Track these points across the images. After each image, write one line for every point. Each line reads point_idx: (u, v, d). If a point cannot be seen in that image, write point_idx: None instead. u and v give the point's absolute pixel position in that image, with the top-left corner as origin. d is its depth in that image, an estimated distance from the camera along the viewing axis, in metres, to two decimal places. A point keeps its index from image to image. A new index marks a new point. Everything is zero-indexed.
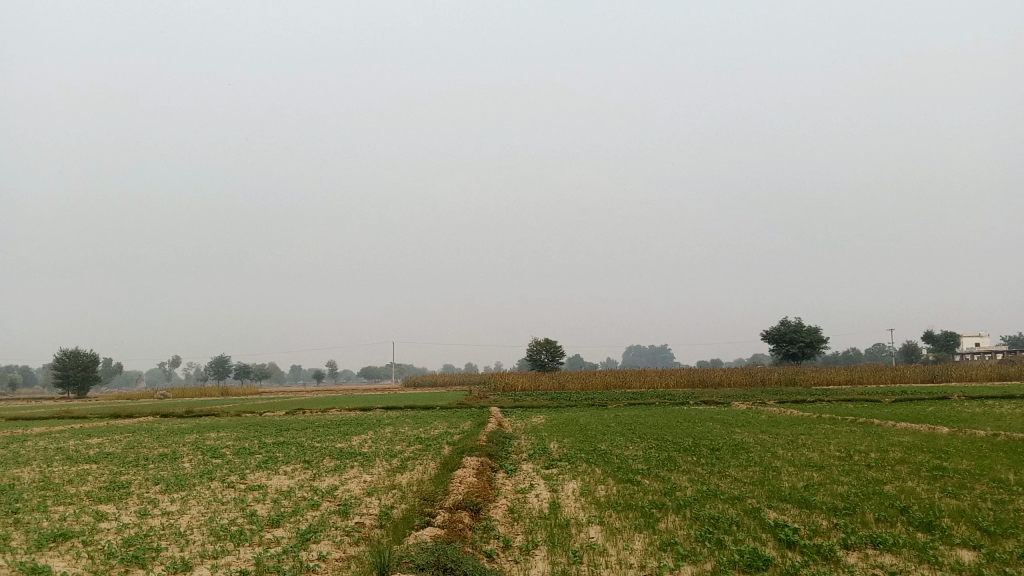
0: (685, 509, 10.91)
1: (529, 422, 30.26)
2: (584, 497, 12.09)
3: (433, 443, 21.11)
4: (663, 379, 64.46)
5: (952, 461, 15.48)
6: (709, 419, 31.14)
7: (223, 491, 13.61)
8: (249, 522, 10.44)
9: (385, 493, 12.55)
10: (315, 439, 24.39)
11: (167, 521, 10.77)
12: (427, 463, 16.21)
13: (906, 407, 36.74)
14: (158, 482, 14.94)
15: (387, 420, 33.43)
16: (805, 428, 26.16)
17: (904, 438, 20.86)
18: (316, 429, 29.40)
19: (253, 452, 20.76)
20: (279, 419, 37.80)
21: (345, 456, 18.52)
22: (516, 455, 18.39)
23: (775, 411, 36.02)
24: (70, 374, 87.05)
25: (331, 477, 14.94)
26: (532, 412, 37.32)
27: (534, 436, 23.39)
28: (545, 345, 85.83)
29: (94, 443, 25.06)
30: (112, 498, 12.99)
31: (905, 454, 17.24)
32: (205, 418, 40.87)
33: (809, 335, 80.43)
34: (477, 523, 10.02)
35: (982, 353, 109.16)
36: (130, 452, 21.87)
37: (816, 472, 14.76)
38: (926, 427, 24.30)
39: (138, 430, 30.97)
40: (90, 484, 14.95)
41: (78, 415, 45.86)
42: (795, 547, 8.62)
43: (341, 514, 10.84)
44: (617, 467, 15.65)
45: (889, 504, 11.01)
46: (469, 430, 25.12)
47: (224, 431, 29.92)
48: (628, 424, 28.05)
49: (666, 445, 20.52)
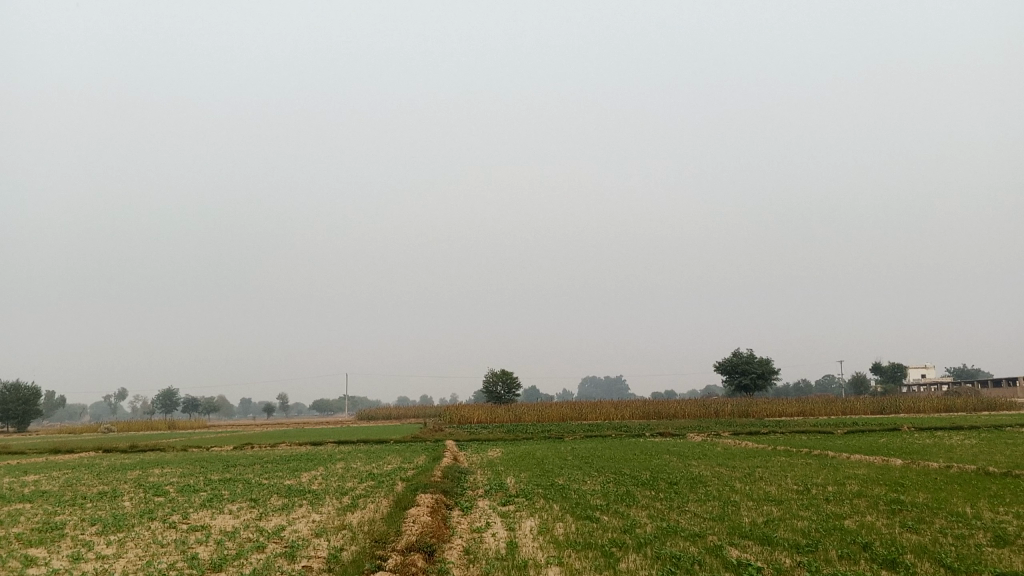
0: (646, 547, 10.64)
1: (485, 456, 29.80)
2: (542, 535, 11.73)
3: (386, 479, 20.57)
4: (619, 411, 64.40)
5: (909, 494, 15.45)
6: (666, 451, 30.99)
7: (163, 533, 12.92)
8: (189, 567, 9.86)
9: (335, 534, 12.03)
10: (262, 476, 23.64)
11: (101, 566, 10.12)
12: (379, 501, 15.70)
13: (858, 438, 37.06)
14: (94, 522, 14.17)
15: (339, 455, 32.67)
16: (761, 460, 26.12)
17: (858, 470, 20.89)
18: (265, 464, 28.54)
19: (197, 489, 19.99)
20: (227, 454, 36.77)
21: (294, 493, 17.91)
22: (471, 491, 17.96)
23: (729, 443, 36.10)
24: (10, 407, 83.99)
25: (279, 516, 14.33)
26: (487, 445, 36.80)
27: (489, 471, 22.97)
28: (500, 376, 85.33)
29: (29, 480, 23.98)
30: (42, 541, 12.22)
31: (862, 486, 17.23)
32: (149, 453, 39.58)
33: (761, 367, 81.26)
34: (431, 566, 9.60)
35: (928, 385, 111.55)
36: (68, 490, 20.91)
37: (775, 506, 14.61)
38: (880, 459, 24.44)
39: (77, 467, 29.75)
40: (22, 525, 14.13)
41: (15, 450, 44.12)
42: None
43: (287, 557, 10.31)
44: (574, 503, 15.33)
45: (851, 539, 10.86)
46: (423, 464, 24.68)
47: (169, 467, 28.87)
48: (584, 457, 27.77)
49: (624, 478, 20.27)
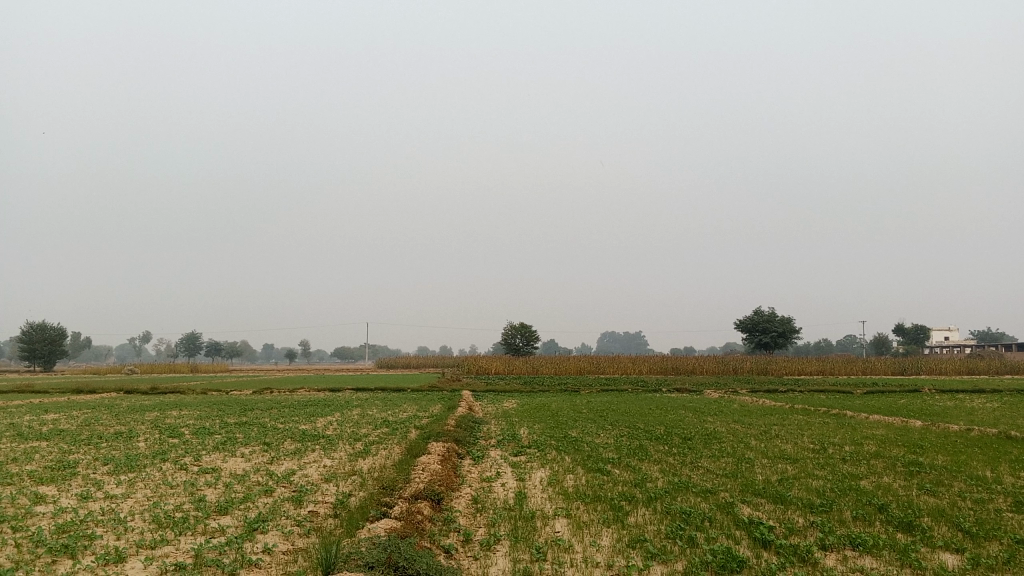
0: (656, 502, 10.45)
1: (501, 406, 29.79)
2: (551, 487, 11.61)
3: (400, 427, 20.56)
4: (637, 366, 64.37)
5: (928, 456, 15.17)
6: (682, 407, 30.83)
7: (174, 474, 12.95)
8: (195, 509, 9.81)
9: (343, 480, 11.98)
10: (278, 420, 23.72)
11: (107, 506, 10.07)
12: (391, 448, 15.66)
13: (877, 398, 36.73)
14: (106, 462, 14.22)
15: (356, 402, 32.82)
16: (778, 417, 25.89)
17: (877, 431, 20.60)
18: (282, 409, 28.69)
19: (212, 432, 20.07)
20: (246, 398, 37.06)
21: (307, 439, 17.89)
22: (484, 440, 17.90)
23: (747, 400, 35.98)
24: (36, 347, 85.27)
25: (289, 460, 14.34)
26: (503, 397, 36.88)
27: (503, 421, 22.91)
28: (519, 329, 85.53)
29: (49, 419, 24.21)
30: (54, 479, 12.26)
31: (879, 447, 16.99)
32: (169, 395, 39.93)
33: (782, 325, 80.66)
34: (437, 514, 9.48)
35: (950, 347, 110.50)
36: (85, 429, 21.05)
37: (790, 464, 14.41)
38: (899, 420, 24.17)
39: (98, 407, 30.09)
40: (35, 462, 14.22)
41: (38, 389, 44.72)
42: (770, 547, 8.16)
43: (293, 502, 10.23)
44: (587, 455, 15.19)
45: (867, 500, 10.63)
46: (438, 413, 24.72)
47: (187, 409, 29.09)
48: (600, 411, 27.68)
49: (638, 433, 20.11)
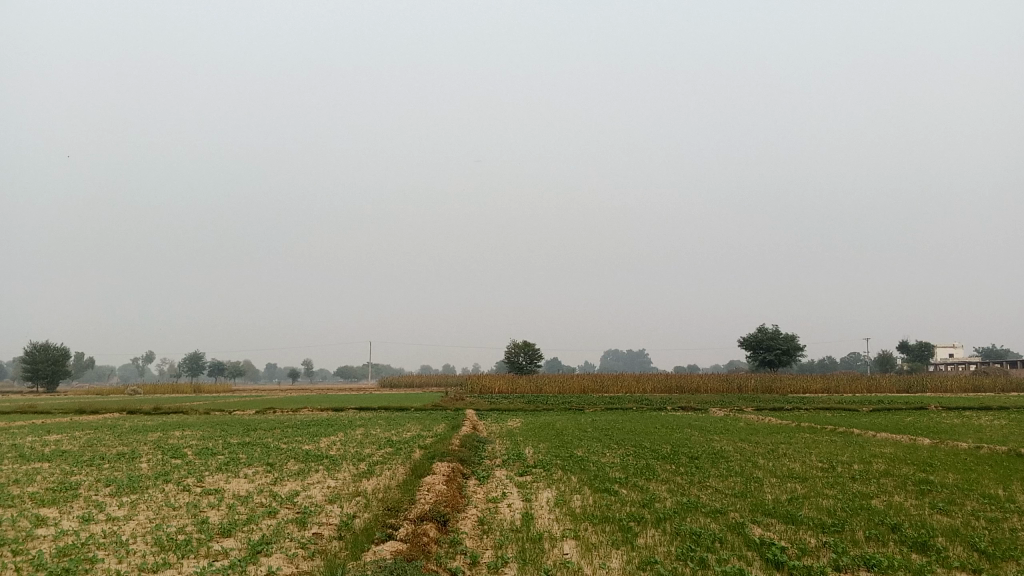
0: (666, 523, 10.30)
1: (505, 425, 29.62)
2: (558, 507, 11.47)
3: (405, 446, 20.43)
4: (641, 384, 64.12)
5: (939, 475, 15.00)
6: (687, 425, 30.62)
7: (176, 495, 12.83)
8: (198, 531, 9.68)
9: (348, 501, 11.85)
10: (281, 440, 23.58)
11: (109, 528, 9.94)
12: (396, 468, 15.53)
13: (884, 416, 36.50)
14: (108, 483, 14.09)
15: (360, 421, 32.65)
16: (785, 436, 25.70)
17: (885, 449, 20.41)
18: (286, 429, 28.51)
19: (215, 453, 19.92)
20: (249, 417, 36.87)
21: (311, 459, 17.76)
22: (489, 460, 17.75)
23: (753, 418, 35.76)
24: (40, 367, 85.20)
25: (293, 481, 14.22)
26: (507, 415, 36.66)
27: (508, 441, 22.74)
28: (523, 347, 85.33)
29: (51, 440, 24.05)
30: (55, 500, 12.13)
31: (889, 465, 16.81)
32: (172, 415, 39.75)
33: (786, 343, 80.36)
34: (444, 536, 9.35)
35: (955, 364, 110.04)
36: (88, 450, 20.91)
37: (799, 483, 14.24)
38: (908, 438, 23.95)
39: (101, 427, 29.93)
40: (37, 484, 14.11)
41: (41, 410, 44.60)
42: (784, 568, 8.02)
43: (297, 524, 10.11)
44: (594, 475, 15.04)
45: (879, 520, 10.47)
46: (442, 432, 24.55)
47: (190, 430, 28.93)
48: (605, 429, 27.49)
49: (644, 452, 19.94)
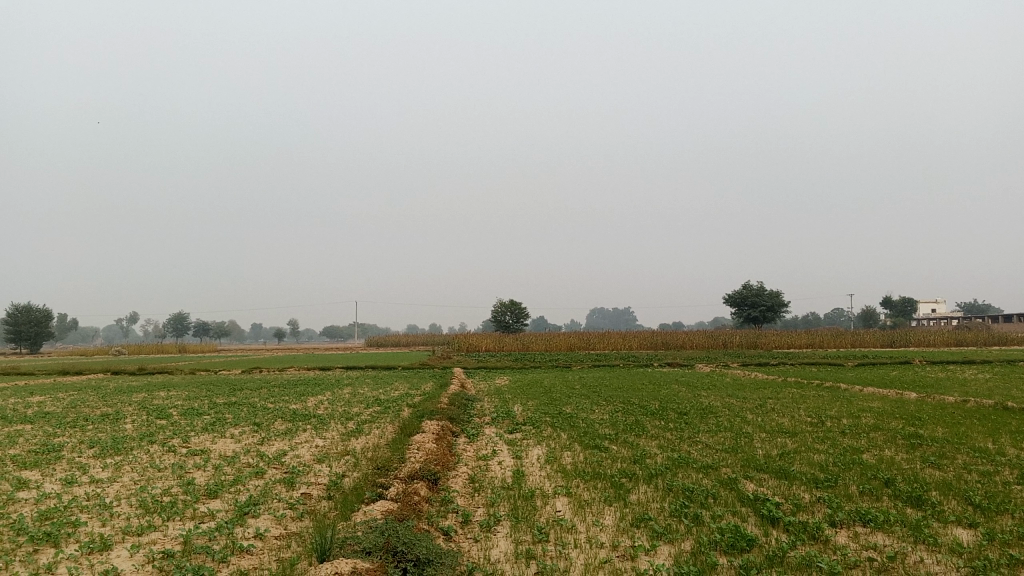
0: (658, 479, 10.21)
1: (492, 383, 29.53)
2: (549, 464, 11.35)
3: (392, 405, 20.30)
4: (627, 340, 64.33)
5: (929, 429, 14.98)
6: (675, 382, 30.71)
7: (161, 456, 12.65)
8: (183, 493, 9.50)
9: (336, 460, 11.68)
10: (268, 400, 23.39)
11: (92, 491, 9.74)
12: (384, 427, 15.39)
13: (869, 370, 36.66)
14: (92, 445, 13.87)
15: (347, 380, 32.50)
16: (771, 391, 25.82)
17: (874, 404, 20.40)
18: (272, 388, 28.38)
19: (201, 413, 19.74)
20: (235, 377, 36.62)
21: (298, 418, 17.58)
22: (478, 418, 17.62)
23: (739, 374, 35.91)
24: (22, 328, 84.49)
25: (281, 441, 14.05)
26: (495, 373, 36.64)
27: (496, 398, 22.67)
28: (508, 306, 85.26)
29: (34, 402, 23.72)
30: (37, 463, 11.91)
31: (878, 419, 16.83)
32: (157, 375, 39.52)
33: (770, 299, 80.62)
34: (434, 495, 9.20)
35: (937, 319, 111.19)
36: (71, 411, 20.64)
37: (790, 438, 14.21)
38: (894, 392, 24.06)
39: (85, 388, 29.69)
40: (19, 446, 13.88)
41: (25, 371, 44.17)
42: (779, 524, 7.91)
43: (285, 484, 9.95)
44: (584, 432, 14.95)
45: (873, 475, 10.42)
46: (430, 390, 24.42)
47: (175, 390, 28.69)
48: (592, 386, 27.49)
49: (633, 408, 19.88)
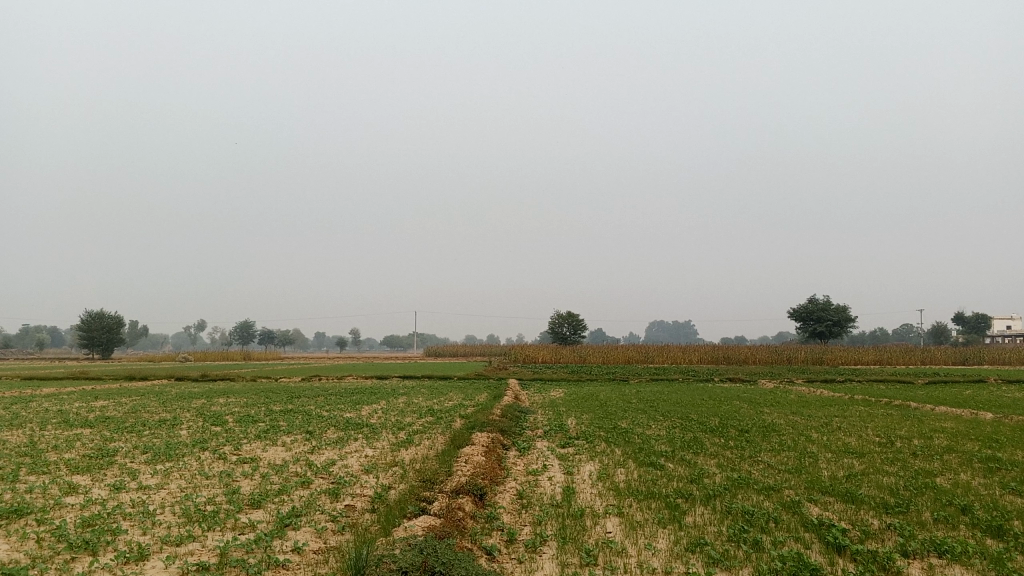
0: (716, 501, 9.71)
1: (548, 396, 29.18)
2: (602, 481, 10.95)
3: (445, 416, 20.07)
4: (686, 355, 63.21)
5: (1007, 453, 14.12)
6: (736, 398, 29.86)
7: (211, 463, 12.61)
8: (227, 502, 9.36)
9: (384, 472, 11.47)
10: (323, 408, 23.44)
11: (137, 497, 9.69)
12: (435, 438, 15.17)
13: (941, 389, 35.21)
14: (145, 451, 13.94)
15: (402, 390, 32.48)
16: (837, 409, 24.90)
17: (947, 424, 19.38)
18: (327, 397, 28.43)
19: (256, 420, 19.80)
20: (294, 385, 36.91)
21: (351, 427, 17.49)
22: (531, 431, 17.28)
23: (802, 391, 34.87)
24: (94, 334, 86.96)
25: (330, 450, 13.92)
26: (551, 385, 36.26)
27: (550, 411, 22.29)
28: (566, 318, 84.76)
29: (97, 405, 24.21)
30: (89, 468, 11.94)
31: (952, 441, 15.97)
32: (218, 382, 40.03)
33: (836, 314, 78.43)
34: (480, 511, 8.88)
35: (1012, 336, 107.04)
36: (131, 417, 20.93)
37: (857, 459, 13.54)
38: (968, 412, 22.99)
39: (147, 394, 30.19)
40: (74, 450, 14.03)
41: (93, 376, 45.20)
42: (846, 553, 7.38)
43: (330, 495, 9.75)
44: (638, 448, 14.49)
45: (947, 501, 9.76)
46: (484, 402, 24.18)
47: (234, 397, 29.03)
48: (650, 401, 26.90)
49: (692, 425, 19.27)
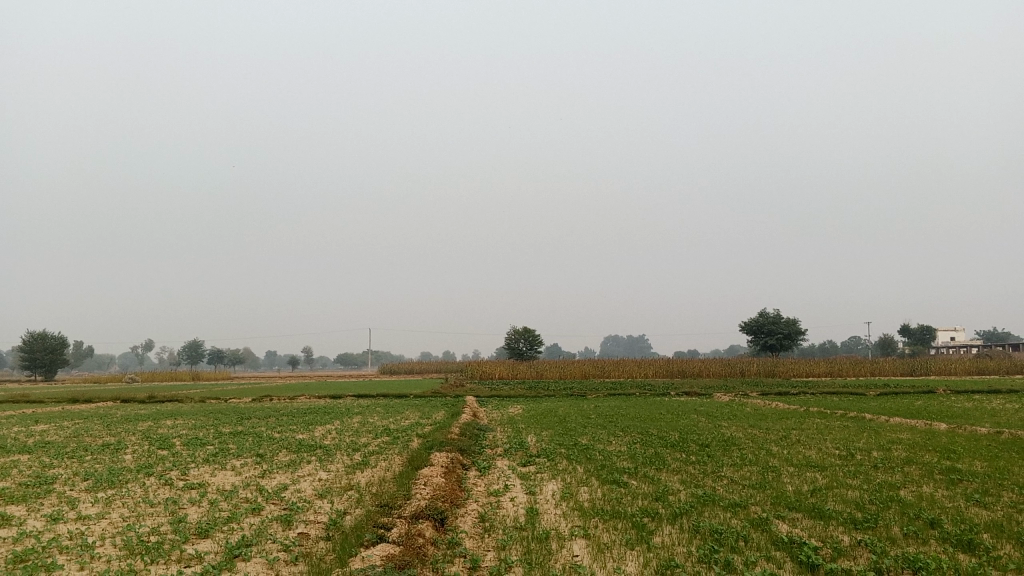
0: (683, 519, 9.48)
1: (505, 412, 28.87)
2: (565, 501, 10.66)
3: (402, 435, 19.61)
4: (642, 369, 63.40)
5: (966, 463, 14.16)
6: (694, 411, 29.87)
7: (156, 490, 12.01)
8: (172, 532, 8.84)
9: (339, 496, 11.02)
10: (275, 429, 22.74)
11: (76, 529, 9.12)
12: (392, 459, 14.75)
13: (892, 399, 35.68)
14: (86, 477, 13.26)
15: (357, 409, 31.86)
16: (794, 421, 24.99)
17: (903, 435, 19.49)
18: (279, 417, 27.72)
19: (205, 443, 19.11)
20: (245, 406, 35.95)
21: (304, 449, 16.96)
22: (490, 449, 16.93)
23: (758, 403, 35.07)
24: (37, 355, 84.37)
25: (283, 473, 13.42)
26: (508, 401, 35.95)
27: (509, 428, 21.96)
28: (522, 333, 84.53)
29: (37, 430, 23.24)
30: (25, 497, 11.29)
31: (911, 452, 16.02)
32: (166, 404, 38.85)
33: (787, 327, 79.48)
34: (441, 537, 8.52)
35: (957, 347, 109.75)
36: (72, 441, 20.06)
37: (820, 472, 13.44)
38: (922, 423, 23.26)
39: (91, 416, 29.14)
40: (10, 478, 13.31)
41: (35, 399, 43.63)
42: (820, 572, 7.19)
43: (283, 522, 9.29)
44: (600, 465, 14.21)
45: (914, 514, 9.66)
46: (441, 420, 23.75)
47: (182, 418, 28.15)
48: (609, 416, 26.74)
49: (652, 439, 19.09)
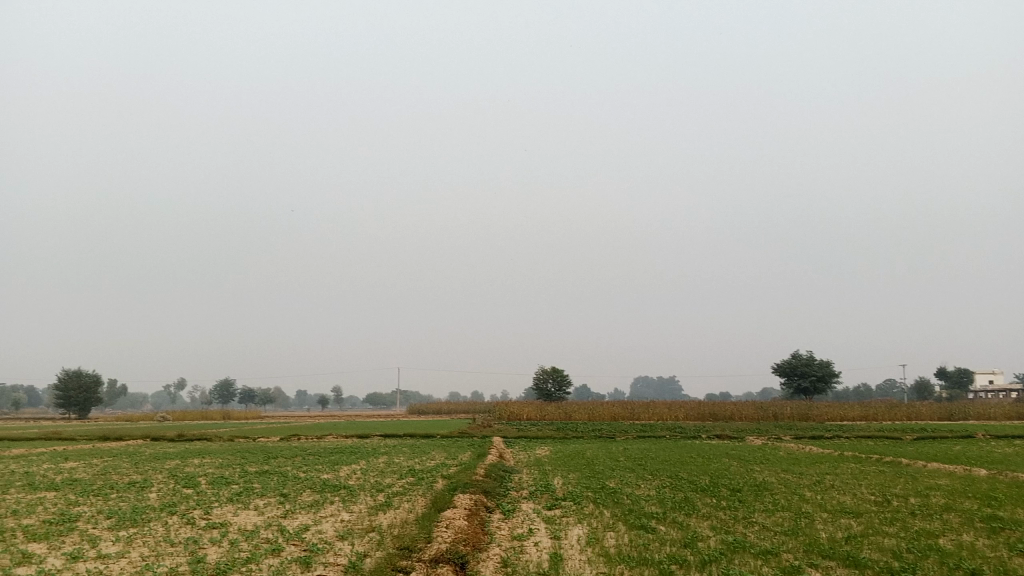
0: (712, 566, 9.19)
1: (533, 454, 28.54)
2: (590, 547, 10.40)
3: (427, 476, 19.42)
4: (672, 411, 62.57)
5: (1007, 511, 13.68)
6: (725, 455, 29.28)
7: (178, 530, 11.92)
8: (190, 573, 8.72)
9: (360, 538, 10.85)
10: (300, 469, 22.65)
11: (94, 568, 9.05)
12: (416, 500, 14.56)
13: (930, 445, 34.79)
14: (109, 516, 13.21)
15: (383, 449, 31.63)
16: (829, 466, 24.40)
17: (941, 481, 18.93)
18: (306, 457, 27.62)
19: (230, 482, 19.04)
20: (272, 445, 35.91)
21: (328, 489, 16.83)
22: (516, 492, 16.68)
23: (791, 447, 34.37)
24: (71, 393, 85.29)
25: (306, 514, 13.28)
26: (535, 443, 35.52)
27: (536, 470, 21.68)
28: (551, 374, 83.99)
29: (66, 467, 23.36)
30: (47, 535, 11.26)
31: (949, 499, 15.51)
32: (194, 442, 38.94)
33: (821, 369, 78.20)
34: None
35: (996, 390, 107.30)
36: (99, 479, 20.11)
37: (855, 519, 13.04)
38: (961, 468, 22.61)
39: (120, 454, 29.25)
40: (35, 515, 13.32)
41: (66, 436, 43.94)
42: None
43: (302, 564, 9.14)
44: (628, 510, 13.90)
45: (954, 564, 9.28)
46: (467, 461, 23.50)
47: (209, 457, 28.13)
48: (638, 459, 26.29)
49: (682, 483, 18.74)
